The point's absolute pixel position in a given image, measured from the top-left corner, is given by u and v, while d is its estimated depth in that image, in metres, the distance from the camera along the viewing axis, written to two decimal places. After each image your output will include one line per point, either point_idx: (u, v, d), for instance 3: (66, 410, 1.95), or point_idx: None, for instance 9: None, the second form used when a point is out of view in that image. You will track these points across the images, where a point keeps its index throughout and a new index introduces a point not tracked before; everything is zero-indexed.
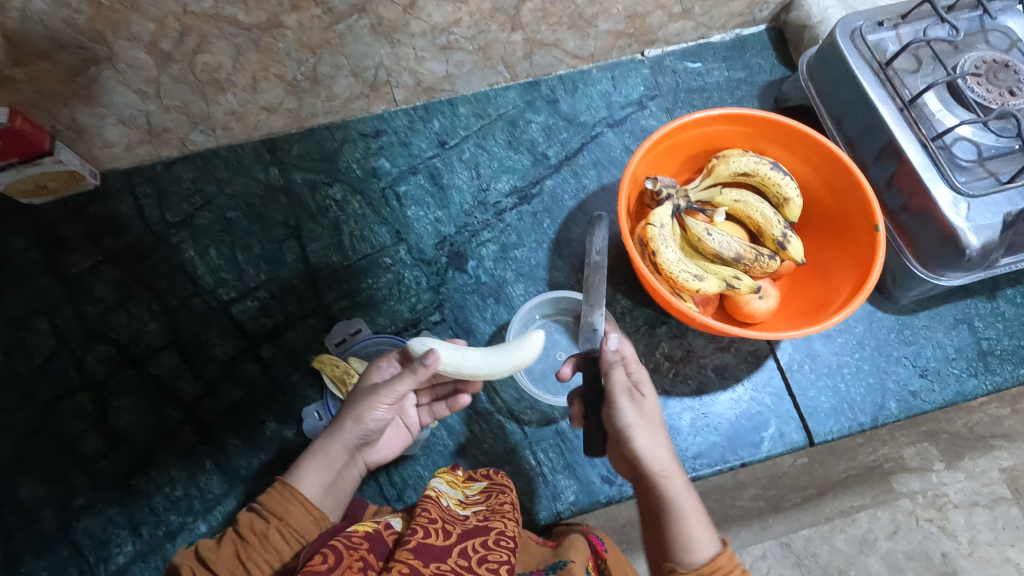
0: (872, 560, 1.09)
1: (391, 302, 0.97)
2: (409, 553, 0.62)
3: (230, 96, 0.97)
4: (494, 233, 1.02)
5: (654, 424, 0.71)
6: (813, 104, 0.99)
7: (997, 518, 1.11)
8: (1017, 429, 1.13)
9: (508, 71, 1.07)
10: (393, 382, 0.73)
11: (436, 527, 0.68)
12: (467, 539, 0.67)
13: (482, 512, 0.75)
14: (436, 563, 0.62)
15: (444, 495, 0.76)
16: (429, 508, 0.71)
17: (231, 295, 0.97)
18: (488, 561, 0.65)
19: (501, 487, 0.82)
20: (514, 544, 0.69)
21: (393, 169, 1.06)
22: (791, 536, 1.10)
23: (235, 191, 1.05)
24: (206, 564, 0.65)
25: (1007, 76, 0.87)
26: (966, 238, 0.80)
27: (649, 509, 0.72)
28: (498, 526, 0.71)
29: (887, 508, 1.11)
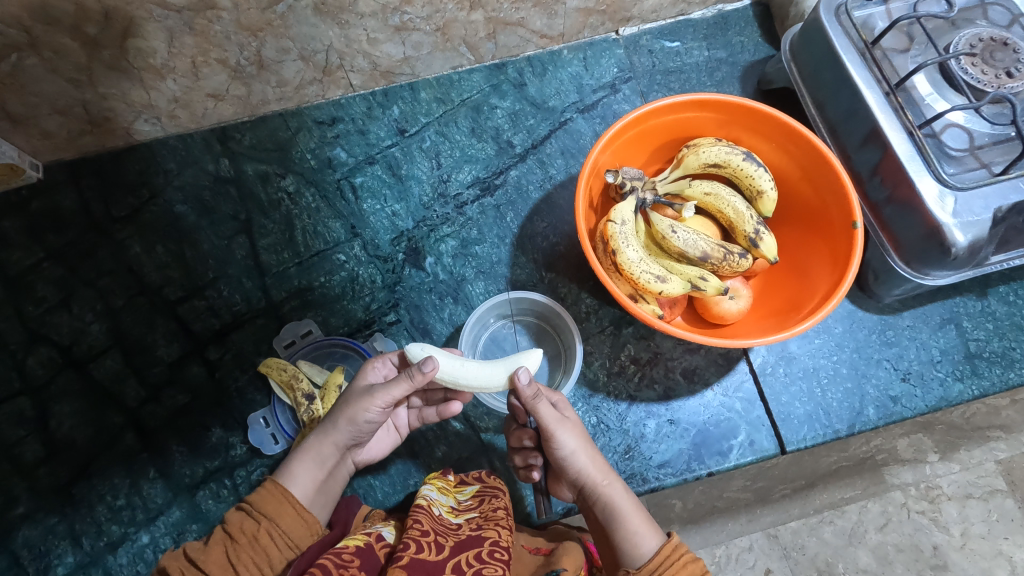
0: (861, 553, 0.98)
1: (344, 301, 0.93)
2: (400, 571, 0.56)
3: (170, 83, 0.89)
4: (455, 227, 0.96)
5: (585, 441, 0.74)
6: (795, 87, 0.92)
7: (992, 510, 0.99)
8: (1015, 420, 1.02)
9: (471, 52, 0.99)
10: (390, 386, 0.69)
11: (427, 541, 0.61)
12: (462, 551, 0.61)
13: (475, 521, 0.69)
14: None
15: (435, 504, 0.70)
16: (420, 519, 0.64)
17: (177, 295, 0.93)
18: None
19: (496, 491, 0.76)
20: (509, 557, 0.62)
21: (349, 159, 1.00)
22: (778, 528, 0.99)
23: (184, 183, 0.98)
24: (196, 564, 0.62)
25: (1005, 55, 0.79)
26: (952, 235, 0.74)
27: (599, 528, 0.71)
28: (491, 535, 0.64)
29: (877, 500, 1.00)
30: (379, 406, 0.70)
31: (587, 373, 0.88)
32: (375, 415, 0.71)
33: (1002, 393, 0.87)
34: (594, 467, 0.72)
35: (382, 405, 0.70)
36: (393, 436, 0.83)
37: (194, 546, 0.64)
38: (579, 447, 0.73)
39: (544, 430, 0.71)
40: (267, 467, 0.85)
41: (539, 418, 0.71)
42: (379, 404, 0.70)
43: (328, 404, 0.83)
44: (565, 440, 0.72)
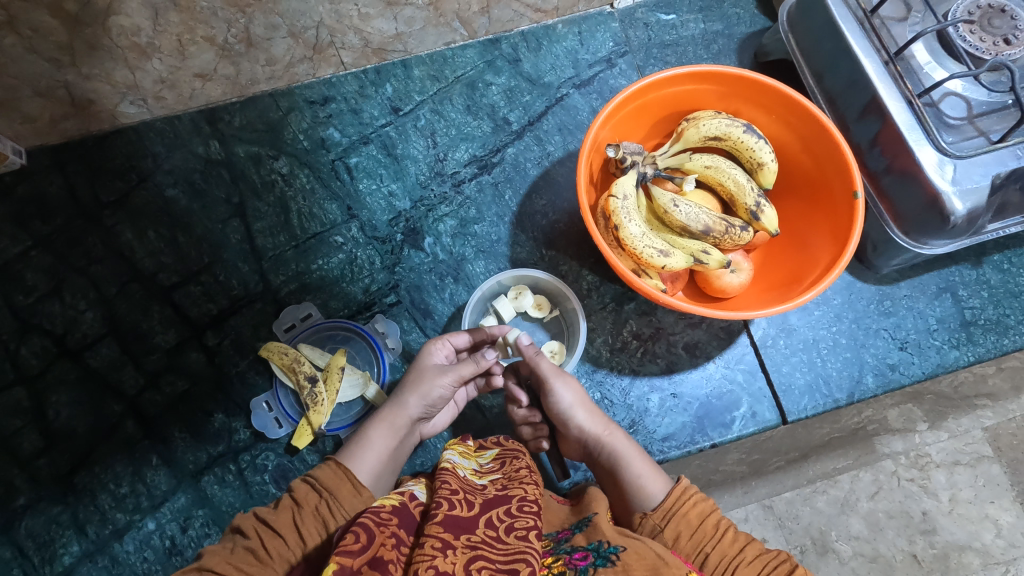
0: (853, 521, 0.85)
1: (343, 284, 0.91)
2: (438, 527, 0.54)
3: (156, 62, 0.88)
4: (453, 206, 0.95)
5: (585, 395, 0.77)
6: (793, 58, 0.92)
7: (980, 477, 0.86)
8: (1002, 387, 0.88)
9: (465, 27, 0.99)
10: (462, 367, 0.75)
11: (457, 498, 0.60)
12: (492, 508, 0.60)
13: (499, 482, 0.67)
14: (466, 536, 0.54)
15: (459, 466, 0.69)
16: (447, 479, 0.63)
17: (172, 280, 0.91)
18: (517, 529, 0.57)
19: (516, 452, 0.76)
20: (538, 509, 0.62)
21: (343, 139, 0.99)
22: (772, 498, 0.85)
23: (173, 166, 0.96)
24: (267, 526, 0.59)
25: (1003, 22, 0.79)
26: (950, 204, 0.75)
27: (610, 482, 0.73)
28: (519, 492, 0.64)
29: (868, 469, 0.87)
30: (451, 381, 0.74)
31: (589, 349, 0.88)
32: (446, 392, 0.74)
33: (994, 359, 0.89)
34: (595, 420, 0.75)
35: (454, 383, 0.74)
36: (453, 410, 0.83)
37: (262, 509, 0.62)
38: (584, 406, 0.76)
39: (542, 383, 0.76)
40: (272, 451, 0.84)
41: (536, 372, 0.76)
42: (452, 381, 0.74)
43: (332, 386, 0.83)
44: (562, 391, 0.75)
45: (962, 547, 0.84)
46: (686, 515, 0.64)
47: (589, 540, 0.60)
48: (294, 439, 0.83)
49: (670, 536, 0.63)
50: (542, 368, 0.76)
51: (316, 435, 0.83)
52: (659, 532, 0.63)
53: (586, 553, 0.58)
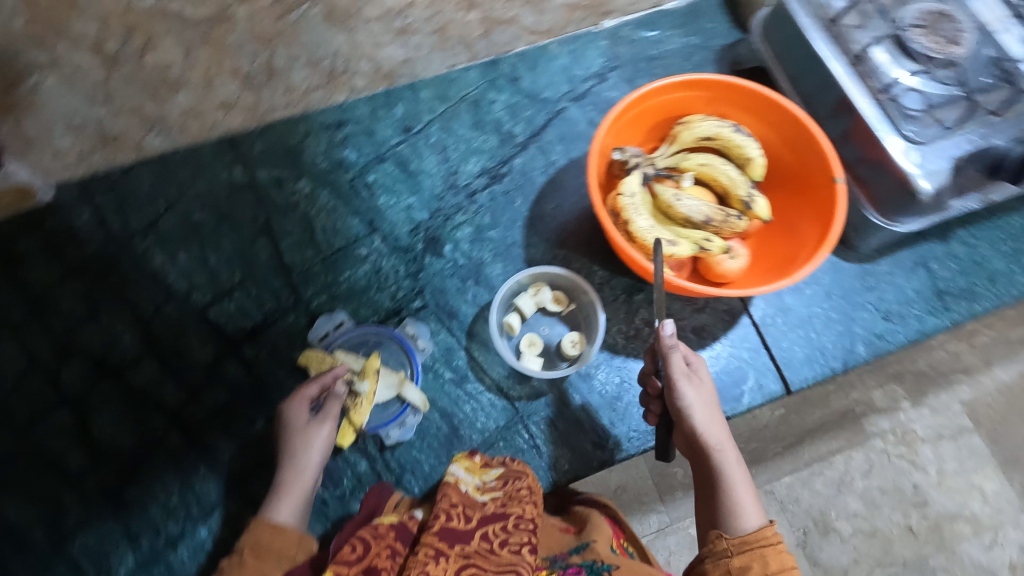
0: (850, 500, 0.97)
1: (371, 292, 0.97)
2: (434, 536, 0.63)
3: (183, 94, 0.94)
4: (469, 214, 1.01)
5: (710, 401, 0.73)
6: (769, 65, 1.03)
7: (962, 448, 0.99)
8: (976, 362, 1.01)
9: (467, 51, 1.08)
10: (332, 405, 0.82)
11: (456, 512, 0.68)
12: (489, 522, 0.67)
13: (500, 497, 0.72)
14: (460, 546, 0.63)
15: (462, 481, 0.74)
16: (448, 493, 0.70)
17: (206, 298, 0.96)
18: (511, 543, 0.64)
19: (519, 473, 0.78)
20: (534, 527, 0.67)
21: (359, 159, 1.05)
22: (773, 484, 0.97)
23: (199, 192, 1.01)
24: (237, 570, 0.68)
25: (948, 26, 0.91)
26: (918, 185, 0.84)
27: (705, 490, 0.72)
28: (517, 508, 0.69)
29: (859, 449, 0.98)
30: (327, 425, 0.81)
31: (606, 338, 0.95)
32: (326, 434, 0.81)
33: (967, 322, 0.98)
34: (714, 430, 0.72)
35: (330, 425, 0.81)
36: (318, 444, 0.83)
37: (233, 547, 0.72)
38: (708, 413, 0.73)
39: (670, 379, 0.73)
40: None
41: (666, 366, 0.73)
42: (327, 422, 0.81)
43: (368, 388, 0.88)
44: (687, 391, 0.72)
45: (953, 515, 0.97)
46: (761, 552, 0.64)
47: (584, 557, 0.67)
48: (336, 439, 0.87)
49: (737, 566, 0.63)
50: (671, 365, 0.73)
51: (357, 434, 0.88)
52: (727, 557, 0.64)
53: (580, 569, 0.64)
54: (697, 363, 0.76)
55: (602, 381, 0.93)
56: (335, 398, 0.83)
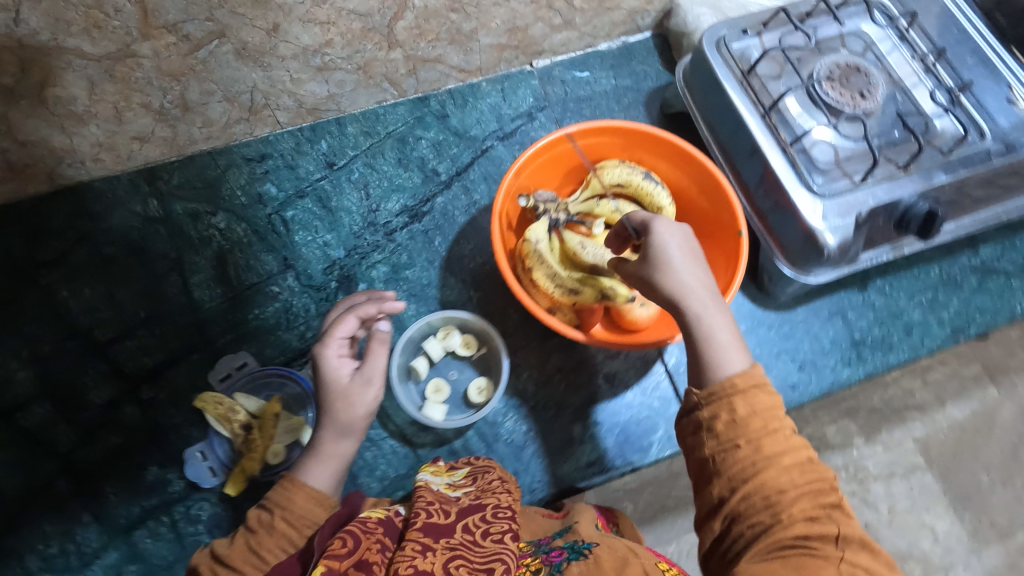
0: None
1: (279, 331, 0.95)
2: (418, 532, 0.59)
3: (93, 128, 0.92)
4: (386, 253, 1.00)
5: (712, 306, 0.66)
6: (690, 110, 1.02)
7: (914, 486, 0.99)
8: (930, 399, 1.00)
9: (394, 87, 1.07)
10: (377, 358, 0.74)
11: (434, 507, 0.64)
12: (467, 515, 0.65)
13: (472, 492, 0.71)
14: (445, 540, 0.59)
15: (432, 482, 0.72)
16: (423, 493, 0.67)
17: (108, 335, 0.94)
18: (492, 534, 0.63)
19: (486, 467, 0.79)
20: (511, 514, 0.67)
21: (279, 194, 1.04)
22: None
23: (110, 226, 1.00)
24: (221, 561, 0.66)
25: (858, 79, 0.92)
26: (823, 239, 0.84)
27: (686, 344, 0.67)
28: (491, 500, 0.69)
29: None
30: (372, 389, 0.74)
31: (515, 384, 0.93)
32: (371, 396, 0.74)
33: (875, 374, 0.98)
34: (708, 300, 0.66)
35: (374, 385, 0.74)
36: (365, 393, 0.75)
37: (219, 544, 0.68)
38: (718, 327, 0.65)
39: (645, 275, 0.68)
40: (205, 501, 0.85)
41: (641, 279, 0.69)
42: (362, 376, 0.73)
43: (266, 433, 0.86)
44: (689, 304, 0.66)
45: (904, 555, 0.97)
46: (783, 487, 0.56)
47: (566, 541, 0.68)
48: (226, 487, 0.85)
49: (751, 526, 0.56)
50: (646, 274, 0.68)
51: (250, 482, 0.86)
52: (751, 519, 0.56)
53: (562, 551, 0.64)
54: (690, 245, 0.69)
55: (508, 429, 0.91)
56: (376, 345, 0.75)
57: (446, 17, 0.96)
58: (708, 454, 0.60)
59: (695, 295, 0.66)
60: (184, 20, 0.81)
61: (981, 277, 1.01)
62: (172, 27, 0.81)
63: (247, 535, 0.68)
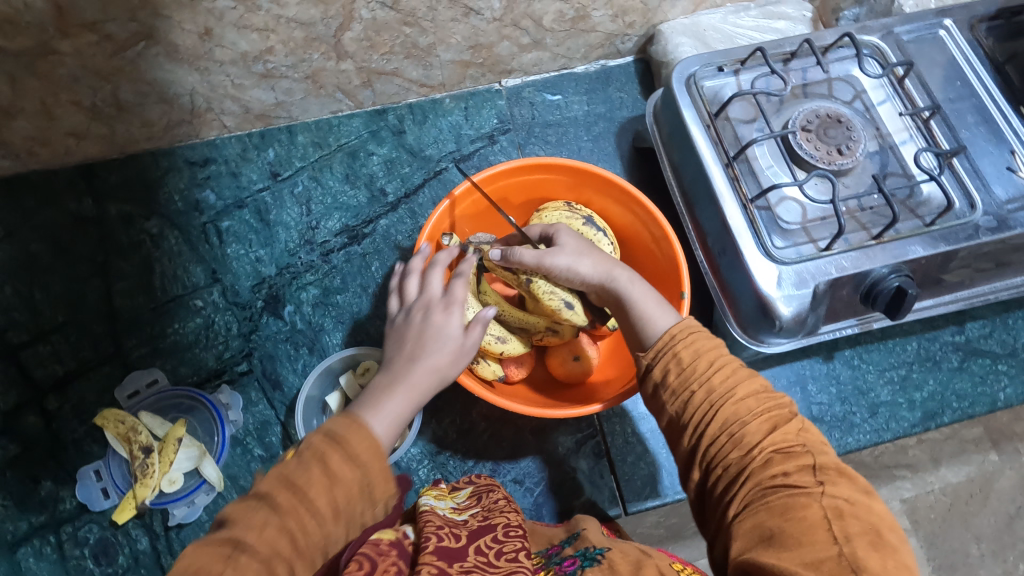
0: None
1: (196, 349, 0.90)
2: (432, 556, 0.55)
3: (22, 122, 0.88)
4: (319, 275, 0.95)
5: (601, 267, 0.70)
6: (656, 147, 0.95)
7: None
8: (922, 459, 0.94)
9: (349, 98, 1.02)
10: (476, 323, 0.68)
11: (444, 531, 0.60)
12: (478, 537, 0.61)
13: (479, 514, 0.68)
14: (459, 563, 0.55)
15: (437, 506, 0.68)
16: (429, 517, 0.63)
17: (21, 338, 0.90)
18: (506, 553, 0.59)
19: (490, 487, 0.76)
20: (522, 532, 0.65)
21: (218, 202, 0.99)
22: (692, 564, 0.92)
23: (41, 222, 0.96)
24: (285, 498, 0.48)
25: (837, 132, 0.83)
26: (776, 308, 0.76)
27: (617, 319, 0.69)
28: (502, 520, 0.66)
29: None
30: (463, 352, 0.66)
31: (435, 429, 0.87)
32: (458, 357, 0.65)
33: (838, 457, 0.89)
34: (597, 266, 0.70)
35: (467, 345, 0.66)
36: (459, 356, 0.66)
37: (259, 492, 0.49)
38: (631, 289, 0.67)
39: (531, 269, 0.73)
40: (96, 523, 0.81)
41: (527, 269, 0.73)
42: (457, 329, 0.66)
43: (164, 458, 0.81)
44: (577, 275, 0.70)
45: None
46: (742, 422, 0.54)
47: (577, 548, 0.64)
48: (115, 515, 0.81)
49: (720, 467, 0.54)
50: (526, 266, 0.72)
51: (140, 509, 0.81)
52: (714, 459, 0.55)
53: (574, 559, 0.61)
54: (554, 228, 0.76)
55: (422, 477, 0.86)
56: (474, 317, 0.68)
57: (398, 30, 0.90)
58: (672, 412, 0.58)
59: (585, 272, 0.71)
60: (105, 20, 0.76)
61: (964, 357, 0.92)
62: (92, 26, 0.77)
63: (298, 474, 0.50)
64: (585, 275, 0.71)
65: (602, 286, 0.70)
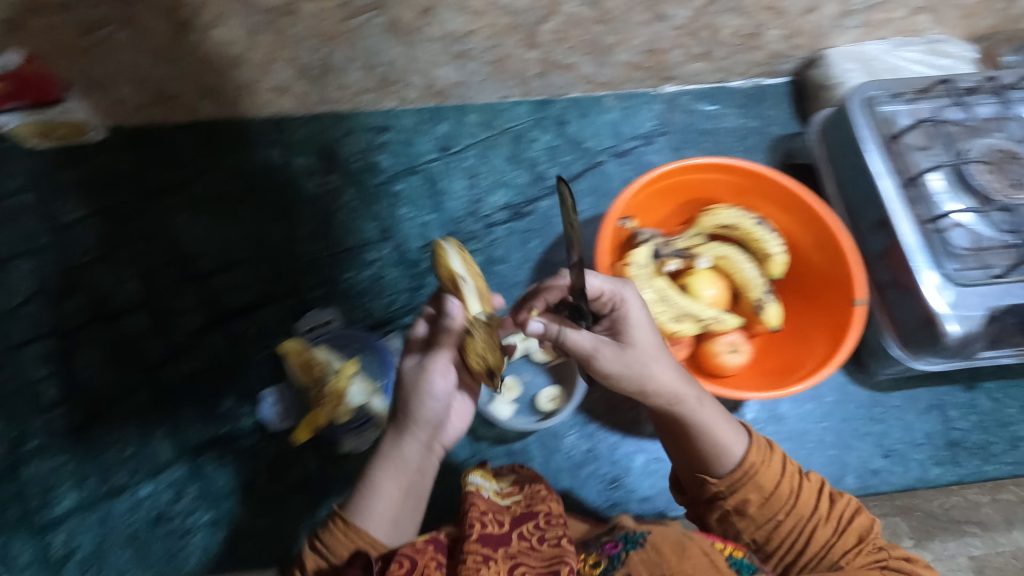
0: None
1: (368, 297, 0.98)
2: (478, 543, 0.61)
3: (242, 72, 0.98)
4: (482, 244, 1.02)
5: (648, 354, 0.64)
6: (819, 164, 1.00)
7: None
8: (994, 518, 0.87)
9: (521, 86, 1.09)
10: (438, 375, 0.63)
11: (490, 516, 0.66)
12: (520, 523, 0.67)
13: (522, 500, 0.73)
14: (504, 550, 0.62)
15: (484, 488, 0.71)
16: (477, 500, 0.68)
17: (212, 266, 0.99)
18: (547, 539, 0.65)
19: (536, 474, 0.78)
20: (563, 521, 0.68)
21: (392, 166, 1.07)
22: None
23: (235, 163, 1.05)
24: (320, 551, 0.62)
25: (1013, 170, 0.87)
26: (946, 326, 0.79)
27: (675, 429, 0.70)
28: (546, 507, 0.70)
29: None
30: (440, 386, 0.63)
31: (585, 400, 0.93)
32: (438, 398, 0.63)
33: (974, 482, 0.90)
34: (676, 385, 0.66)
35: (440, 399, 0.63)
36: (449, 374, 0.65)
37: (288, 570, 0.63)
38: (660, 367, 0.65)
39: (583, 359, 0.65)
40: (269, 441, 0.89)
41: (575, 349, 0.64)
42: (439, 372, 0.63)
43: (338, 389, 0.85)
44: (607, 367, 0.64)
45: None
46: (779, 520, 0.65)
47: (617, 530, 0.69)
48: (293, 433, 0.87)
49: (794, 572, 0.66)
50: (602, 362, 0.64)
51: (314, 432, 0.86)
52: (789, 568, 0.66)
53: (617, 542, 0.66)
54: (629, 306, 0.64)
55: (571, 443, 0.90)
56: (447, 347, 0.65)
57: (589, 28, 0.97)
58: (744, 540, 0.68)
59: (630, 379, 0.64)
60: None
61: None
62: None
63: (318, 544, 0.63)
64: (623, 379, 0.65)
65: (662, 402, 0.67)
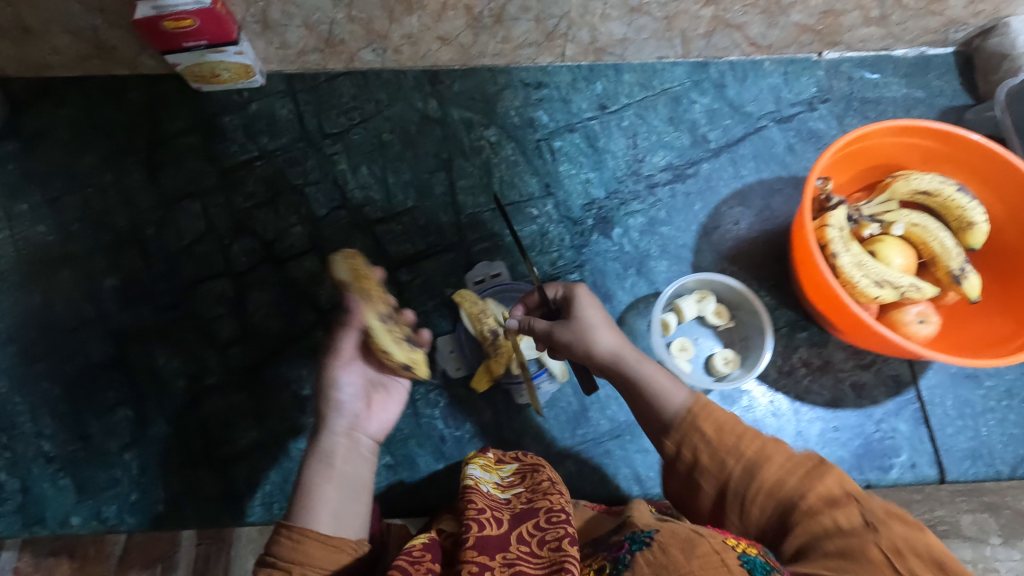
0: None
1: (533, 254, 0.97)
2: (472, 549, 0.55)
3: (414, 19, 0.95)
4: (644, 205, 1.01)
5: (595, 323, 0.71)
6: (1005, 135, 0.97)
7: None
8: None
9: (682, 46, 1.04)
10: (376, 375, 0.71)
11: (487, 515, 0.60)
12: (521, 522, 0.60)
13: (523, 494, 0.67)
14: (502, 555, 0.55)
15: (482, 481, 0.68)
16: (473, 497, 0.62)
17: (377, 215, 0.98)
18: (549, 541, 0.57)
19: (536, 465, 0.74)
20: (567, 516, 0.61)
21: (551, 123, 1.05)
22: None
23: (393, 114, 1.04)
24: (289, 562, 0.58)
25: None
26: None
27: (625, 396, 0.70)
28: (545, 503, 0.63)
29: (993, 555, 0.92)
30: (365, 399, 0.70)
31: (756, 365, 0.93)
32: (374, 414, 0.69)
33: None
34: (604, 343, 0.70)
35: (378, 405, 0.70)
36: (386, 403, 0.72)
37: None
38: (599, 327, 0.71)
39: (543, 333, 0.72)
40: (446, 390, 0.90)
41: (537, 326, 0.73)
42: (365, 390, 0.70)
43: (512, 343, 0.87)
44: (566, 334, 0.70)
45: None
46: (803, 508, 0.56)
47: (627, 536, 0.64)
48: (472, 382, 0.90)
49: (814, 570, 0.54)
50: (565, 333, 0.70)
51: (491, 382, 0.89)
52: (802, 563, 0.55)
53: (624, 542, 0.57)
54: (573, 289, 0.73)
55: (744, 406, 0.91)
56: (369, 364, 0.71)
57: None
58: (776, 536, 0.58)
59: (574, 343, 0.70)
60: None
61: None
62: None
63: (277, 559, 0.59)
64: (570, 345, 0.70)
65: (606, 364, 0.70)
